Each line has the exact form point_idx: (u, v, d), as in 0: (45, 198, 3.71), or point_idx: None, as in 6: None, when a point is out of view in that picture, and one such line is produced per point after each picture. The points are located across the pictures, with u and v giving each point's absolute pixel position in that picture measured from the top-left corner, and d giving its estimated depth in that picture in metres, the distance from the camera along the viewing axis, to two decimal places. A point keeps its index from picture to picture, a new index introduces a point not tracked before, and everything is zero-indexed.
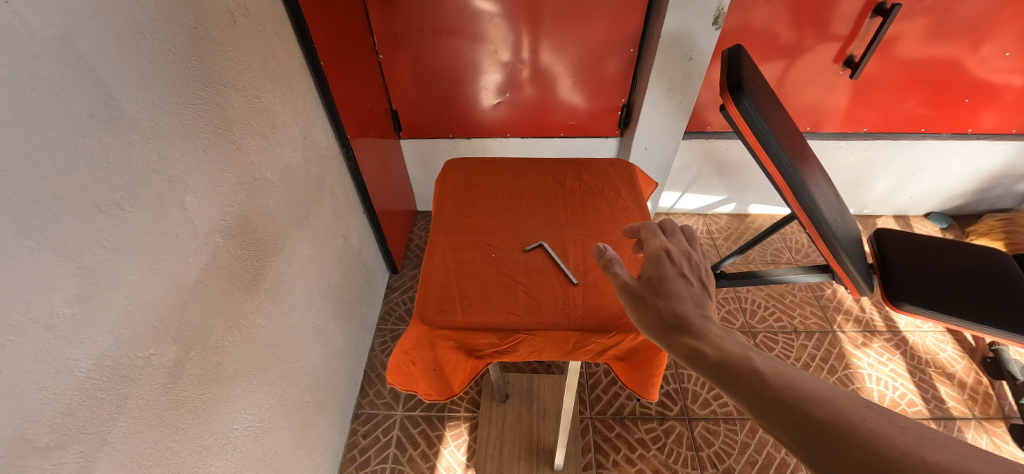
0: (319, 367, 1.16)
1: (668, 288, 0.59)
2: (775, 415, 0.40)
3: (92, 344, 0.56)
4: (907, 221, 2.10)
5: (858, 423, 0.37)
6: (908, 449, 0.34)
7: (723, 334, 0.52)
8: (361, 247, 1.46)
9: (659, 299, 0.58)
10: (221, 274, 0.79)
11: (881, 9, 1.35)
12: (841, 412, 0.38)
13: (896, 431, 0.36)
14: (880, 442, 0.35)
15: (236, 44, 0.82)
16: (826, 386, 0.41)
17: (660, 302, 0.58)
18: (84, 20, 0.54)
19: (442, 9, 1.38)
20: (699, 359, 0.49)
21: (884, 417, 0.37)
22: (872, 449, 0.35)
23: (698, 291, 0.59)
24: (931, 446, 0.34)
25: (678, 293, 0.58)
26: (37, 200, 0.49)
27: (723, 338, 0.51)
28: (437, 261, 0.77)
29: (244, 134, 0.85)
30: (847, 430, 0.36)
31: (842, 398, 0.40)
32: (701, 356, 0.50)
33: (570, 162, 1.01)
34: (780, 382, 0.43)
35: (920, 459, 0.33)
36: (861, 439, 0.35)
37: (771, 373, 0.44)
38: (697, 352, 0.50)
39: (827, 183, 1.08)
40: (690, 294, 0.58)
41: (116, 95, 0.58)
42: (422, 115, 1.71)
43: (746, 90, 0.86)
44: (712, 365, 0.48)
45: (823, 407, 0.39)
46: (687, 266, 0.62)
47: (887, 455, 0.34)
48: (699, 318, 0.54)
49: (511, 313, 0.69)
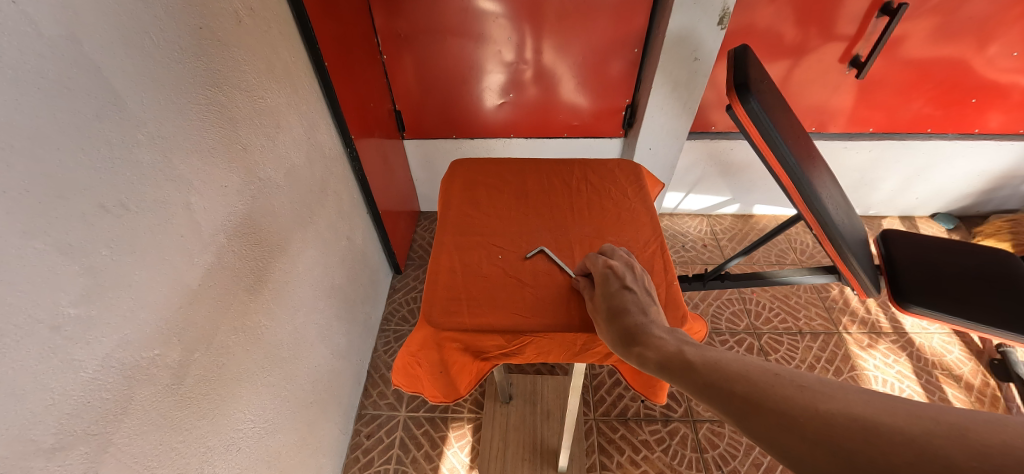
0: (323, 368, 1.16)
1: (615, 299, 0.62)
2: (705, 397, 0.43)
3: (98, 345, 0.56)
4: (912, 222, 2.09)
5: (770, 388, 0.39)
6: (806, 401, 0.36)
7: (666, 335, 0.54)
8: (365, 247, 1.46)
9: (609, 313, 0.62)
10: (226, 274, 0.79)
11: (888, 8, 1.34)
12: (756, 382, 0.41)
13: (797, 386, 0.38)
14: (784, 399, 0.37)
15: (241, 44, 0.82)
16: (745, 362, 0.44)
17: (611, 315, 0.61)
18: (90, 21, 0.54)
19: (446, 10, 1.38)
20: (645, 362, 0.52)
21: (789, 376, 0.39)
22: (778, 407, 0.37)
23: (645, 294, 0.63)
24: (823, 395, 0.36)
25: (626, 302, 0.61)
26: (43, 200, 0.49)
27: (665, 339, 0.54)
28: (443, 262, 0.77)
29: (249, 134, 0.85)
30: (758, 396, 0.39)
31: (756, 368, 0.42)
32: (646, 359, 0.53)
33: (576, 163, 1.00)
34: (708, 367, 0.45)
35: (813, 409, 0.35)
36: (769, 401, 0.38)
37: (701, 361, 0.47)
38: (643, 357, 0.53)
39: (834, 184, 1.08)
40: (637, 299, 0.62)
41: (122, 96, 0.58)
42: (426, 116, 1.71)
43: (753, 89, 0.85)
44: (655, 366, 0.51)
45: (741, 379, 0.41)
46: (631, 275, 0.66)
47: (788, 410, 0.36)
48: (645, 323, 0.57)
49: (518, 315, 0.69)
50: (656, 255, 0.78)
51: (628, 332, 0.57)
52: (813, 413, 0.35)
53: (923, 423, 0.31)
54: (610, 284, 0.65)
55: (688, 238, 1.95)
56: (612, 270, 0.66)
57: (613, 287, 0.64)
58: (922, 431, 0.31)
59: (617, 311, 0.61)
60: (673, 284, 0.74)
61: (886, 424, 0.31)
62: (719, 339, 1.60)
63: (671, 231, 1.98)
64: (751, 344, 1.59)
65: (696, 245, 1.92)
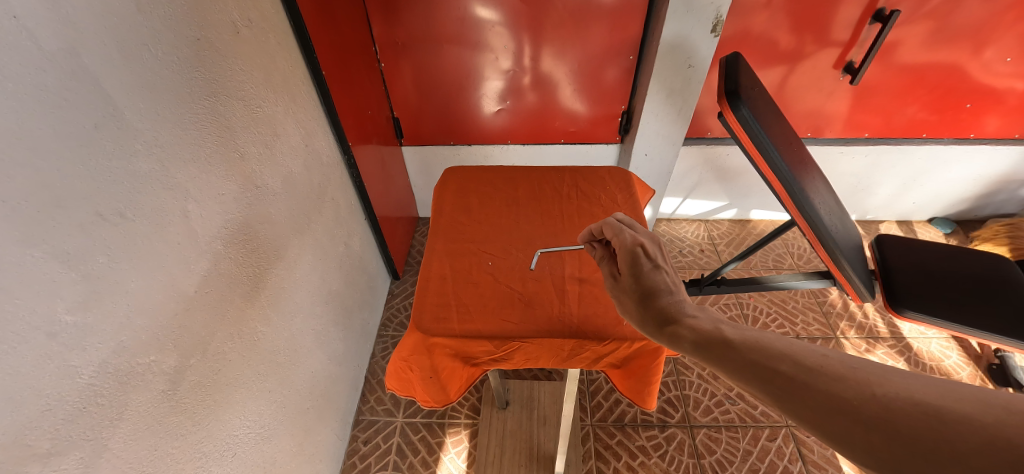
0: (320, 374, 1.17)
1: (647, 278, 0.61)
2: (743, 375, 0.41)
3: (94, 351, 0.57)
4: (910, 226, 2.09)
5: (819, 368, 0.37)
6: (860, 384, 0.34)
7: (697, 314, 0.53)
8: (362, 253, 1.47)
9: (639, 292, 0.60)
10: (222, 281, 0.79)
11: (880, 15, 1.36)
12: (801, 361, 0.39)
13: (849, 367, 0.36)
14: (835, 381, 0.35)
15: (239, 55, 0.83)
16: (788, 340, 0.41)
17: (644, 296, 0.59)
18: (89, 33, 0.55)
19: (444, 18, 1.40)
20: (676, 340, 0.51)
21: (838, 357, 0.37)
22: (828, 388, 0.35)
23: (674, 274, 0.62)
24: (879, 378, 0.34)
25: (656, 280, 0.60)
26: (41, 209, 0.50)
27: (697, 318, 0.52)
28: (434, 269, 0.78)
29: (247, 143, 0.86)
30: (805, 377, 0.37)
31: (801, 347, 0.40)
32: (679, 336, 0.51)
33: (567, 170, 1.01)
34: (747, 344, 0.43)
35: (869, 392, 0.33)
36: (818, 382, 0.36)
37: (739, 339, 0.45)
38: (674, 334, 0.52)
39: (826, 189, 1.08)
40: (666, 279, 0.61)
41: (120, 106, 0.59)
42: (424, 123, 1.73)
43: (744, 97, 0.86)
44: (687, 343, 0.49)
45: (786, 359, 0.40)
46: (661, 255, 0.65)
47: (840, 392, 0.34)
48: (676, 302, 0.57)
49: (506, 321, 0.69)
50: None
51: (659, 312, 0.56)
52: (870, 397, 0.33)
53: (992, 409, 0.29)
54: (641, 261, 0.63)
55: (686, 243, 1.96)
56: (641, 247, 0.65)
57: (644, 265, 0.62)
58: (995, 419, 0.28)
59: (648, 290, 0.60)
60: None
61: (952, 411, 0.30)
62: None
63: (669, 236, 1.99)
64: None
65: (693, 250, 1.92)
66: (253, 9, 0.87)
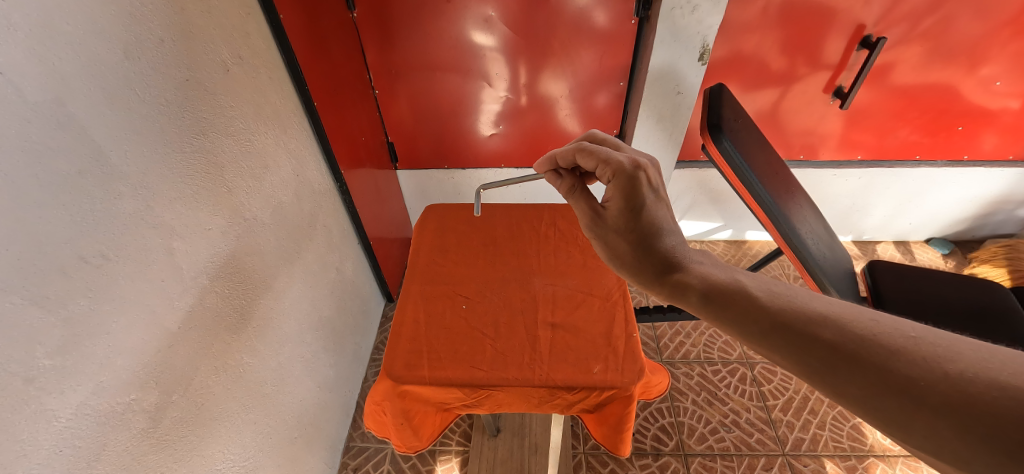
0: (308, 402, 1.16)
1: (646, 212, 0.68)
2: (788, 347, 0.42)
3: (72, 393, 0.58)
4: (907, 247, 2.07)
5: (875, 340, 0.38)
6: (925, 360, 0.35)
7: (705, 267, 0.59)
8: (355, 278, 1.47)
9: (638, 228, 0.67)
10: (207, 315, 0.80)
11: (867, 41, 1.37)
12: (853, 332, 0.40)
13: (908, 339, 0.37)
14: (897, 356, 0.36)
15: (229, 92, 0.85)
16: (831, 309, 0.43)
17: (643, 239, 0.66)
18: (75, 82, 0.57)
19: (437, 46, 1.43)
20: (688, 293, 0.56)
21: (894, 328, 0.39)
22: (890, 366, 0.36)
23: (665, 206, 0.70)
24: (944, 353, 0.35)
25: (653, 216, 0.68)
26: (22, 257, 0.52)
27: (707, 270, 0.58)
28: (408, 313, 0.79)
29: (235, 177, 0.88)
30: (862, 351, 0.38)
31: (850, 316, 0.41)
32: (691, 288, 0.56)
33: (547, 207, 1.03)
34: (786, 312, 0.45)
35: (939, 371, 0.34)
36: (879, 358, 0.37)
37: (769, 302, 0.47)
38: (686, 284, 0.57)
39: (813, 218, 1.08)
40: (661, 213, 0.69)
41: (106, 150, 0.61)
42: (418, 147, 1.75)
43: (726, 130, 0.88)
44: (703, 297, 0.53)
45: (837, 330, 0.40)
46: (656, 183, 0.72)
47: (903, 368, 0.35)
48: (675, 243, 0.65)
49: (477, 368, 0.70)
50: (618, 305, 0.80)
51: (664, 262, 0.62)
52: (938, 375, 0.34)
53: None
54: (639, 193, 0.69)
55: None
56: (638, 175, 0.70)
57: (643, 198, 0.69)
58: None
59: (648, 230, 0.67)
60: (632, 336, 0.74)
61: None
62: (710, 368, 1.58)
63: None
64: (743, 374, 1.56)
65: None
66: (244, 46, 0.89)
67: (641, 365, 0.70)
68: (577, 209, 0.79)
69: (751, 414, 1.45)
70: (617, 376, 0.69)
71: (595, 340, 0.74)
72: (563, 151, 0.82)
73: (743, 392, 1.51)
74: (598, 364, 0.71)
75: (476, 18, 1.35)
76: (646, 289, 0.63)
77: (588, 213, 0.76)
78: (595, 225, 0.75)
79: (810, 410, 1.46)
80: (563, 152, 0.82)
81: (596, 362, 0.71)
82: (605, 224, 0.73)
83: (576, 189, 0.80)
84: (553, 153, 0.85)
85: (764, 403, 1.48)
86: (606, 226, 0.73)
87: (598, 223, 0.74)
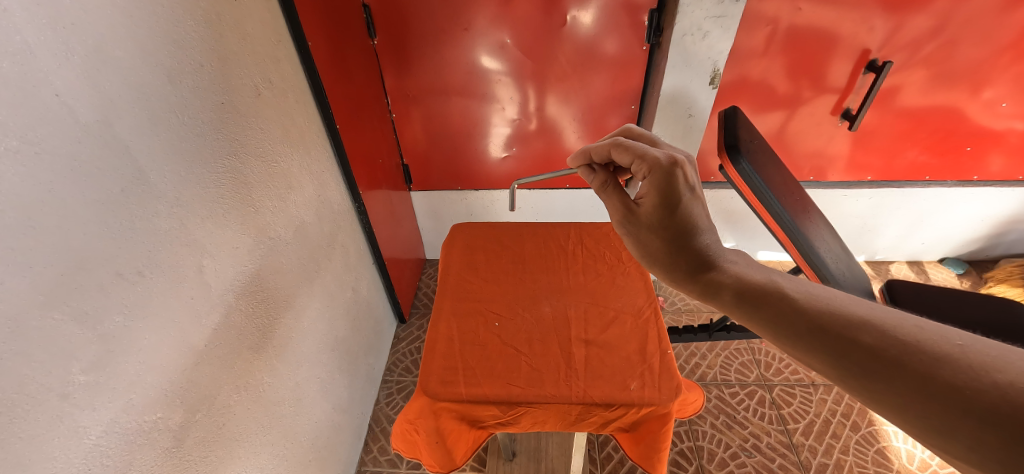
0: (322, 424, 1.14)
1: (681, 209, 0.68)
2: (824, 349, 0.42)
3: (104, 410, 0.58)
4: (921, 267, 2.07)
5: (919, 346, 0.38)
6: (972, 369, 0.35)
7: (740, 267, 0.59)
8: (369, 298, 1.48)
9: (671, 225, 0.68)
10: (232, 332, 0.80)
11: (874, 65, 1.41)
12: (894, 338, 0.40)
13: (954, 347, 0.37)
14: (941, 363, 0.36)
15: (260, 114, 0.88)
16: (872, 313, 0.44)
17: (678, 237, 0.67)
18: (122, 104, 0.59)
19: (452, 71, 1.47)
20: (722, 291, 0.56)
21: (940, 336, 0.39)
22: (934, 373, 0.36)
23: (701, 203, 0.70)
24: (992, 362, 0.35)
25: (688, 213, 0.68)
26: (64, 273, 0.52)
27: (742, 270, 0.58)
28: (442, 329, 0.81)
29: (262, 196, 0.89)
30: (904, 356, 0.38)
31: (893, 321, 0.42)
32: (725, 286, 0.57)
33: (572, 226, 1.07)
34: (825, 313, 0.45)
35: (986, 380, 0.34)
36: (922, 364, 0.37)
37: (808, 303, 0.48)
38: (720, 283, 0.58)
39: (831, 236, 1.09)
40: (695, 210, 0.69)
41: (147, 170, 0.63)
42: (431, 169, 1.78)
43: (744, 151, 0.92)
44: (738, 295, 0.54)
45: (879, 334, 0.41)
46: (694, 180, 0.72)
47: (948, 376, 0.35)
48: (709, 242, 0.65)
49: (514, 385, 0.72)
50: (650, 322, 0.82)
51: (698, 261, 0.63)
52: (986, 385, 0.34)
53: None
54: (674, 190, 0.70)
55: None
56: (675, 172, 0.71)
57: (678, 195, 0.69)
58: None
59: (682, 229, 0.67)
60: (667, 352, 0.76)
61: None
62: (728, 391, 1.55)
63: None
64: (761, 396, 1.53)
65: None
66: (274, 71, 0.93)
67: (677, 382, 0.71)
68: (609, 204, 0.81)
69: (772, 438, 1.42)
70: (654, 393, 0.70)
71: (629, 357, 0.76)
72: (598, 146, 0.85)
73: (762, 415, 1.48)
74: (634, 380, 0.72)
75: (490, 44, 1.40)
76: (677, 287, 0.64)
77: (621, 209, 0.77)
78: (627, 221, 0.76)
79: (832, 433, 1.43)
80: (598, 148, 0.84)
81: (632, 379, 0.72)
82: (637, 222, 0.74)
83: (609, 184, 0.83)
84: (587, 148, 0.88)
85: (784, 427, 1.45)
86: (639, 224, 0.74)
87: (630, 220, 0.75)
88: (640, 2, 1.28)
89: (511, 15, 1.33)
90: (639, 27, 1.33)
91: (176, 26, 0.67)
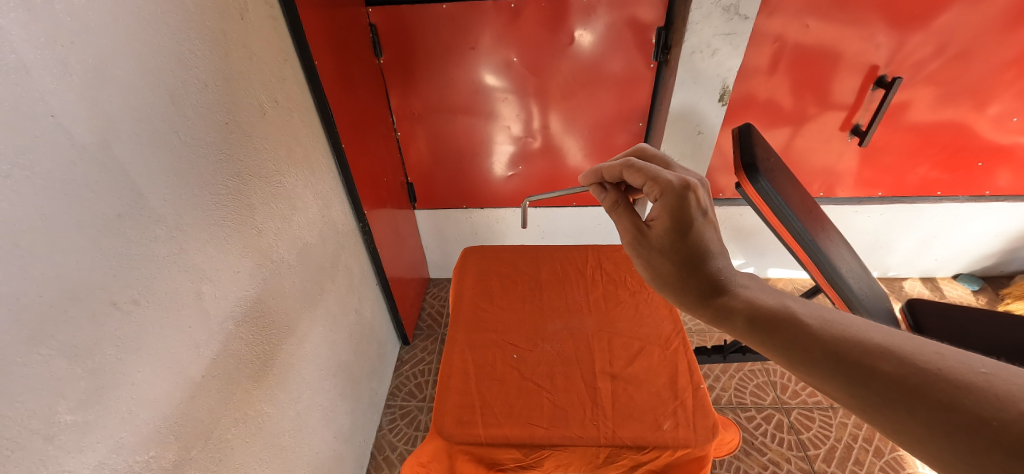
0: (323, 454, 1.09)
1: (693, 233, 0.65)
2: (834, 377, 0.39)
3: (91, 452, 0.53)
4: (935, 284, 2.03)
5: (940, 374, 0.35)
6: (998, 398, 0.31)
7: (753, 291, 0.56)
8: (372, 320, 1.43)
9: (683, 248, 0.65)
10: (230, 362, 0.76)
11: (882, 81, 1.39)
12: (912, 364, 0.37)
13: (977, 375, 0.34)
14: (965, 392, 0.33)
15: (265, 134, 0.86)
16: (890, 338, 0.40)
17: (689, 260, 0.63)
18: (123, 125, 0.56)
19: (457, 89, 1.46)
20: (734, 317, 0.53)
21: (962, 363, 0.35)
22: (957, 403, 0.33)
23: (714, 227, 0.67)
24: (1020, 390, 0.31)
25: (701, 237, 0.65)
26: (54, 304, 0.49)
27: (754, 295, 0.55)
28: (456, 362, 0.78)
29: (265, 217, 0.86)
30: (925, 385, 0.35)
31: (911, 348, 0.38)
32: (736, 312, 0.53)
33: (589, 249, 1.04)
34: (840, 340, 0.42)
35: (1014, 409, 0.30)
36: (944, 394, 0.34)
37: (824, 330, 0.44)
38: (731, 308, 0.54)
39: (851, 255, 1.06)
40: (709, 233, 0.66)
41: (145, 194, 0.59)
42: (435, 187, 1.76)
43: (761, 169, 0.90)
44: (750, 321, 0.51)
45: (896, 361, 0.37)
46: (709, 204, 0.69)
47: (973, 405, 0.32)
48: (722, 265, 0.62)
49: (534, 425, 0.68)
50: (679, 354, 0.78)
51: (710, 284, 0.60)
52: (1014, 414, 0.30)
53: None
54: (687, 212, 0.67)
55: None
56: (688, 196, 0.68)
57: (690, 218, 0.66)
58: None
59: (695, 253, 0.64)
60: (699, 388, 0.72)
61: None
62: (745, 415, 1.50)
63: None
64: (779, 420, 1.48)
65: None
66: (279, 90, 0.91)
67: (714, 423, 0.68)
68: (619, 226, 0.78)
69: (793, 465, 1.36)
70: (690, 434, 0.67)
71: (659, 392, 0.72)
72: (609, 166, 0.83)
73: (781, 440, 1.42)
74: (667, 419, 0.69)
75: (495, 62, 1.39)
76: (689, 312, 0.61)
77: (631, 230, 0.74)
78: (637, 243, 0.73)
79: (855, 460, 1.37)
80: (610, 168, 0.82)
81: (665, 418, 0.69)
82: (648, 243, 0.71)
83: (620, 204, 0.80)
84: (598, 167, 0.85)
85: (805, 453, 1.39)
86: (649, 245, 0.70)
87: (641, 241, 0.72)
88: (646, 21, 1.28)
89: (516, 33, 1.32)
90: (646, 46, 1.33)
91: (181, 45, 0.66)
